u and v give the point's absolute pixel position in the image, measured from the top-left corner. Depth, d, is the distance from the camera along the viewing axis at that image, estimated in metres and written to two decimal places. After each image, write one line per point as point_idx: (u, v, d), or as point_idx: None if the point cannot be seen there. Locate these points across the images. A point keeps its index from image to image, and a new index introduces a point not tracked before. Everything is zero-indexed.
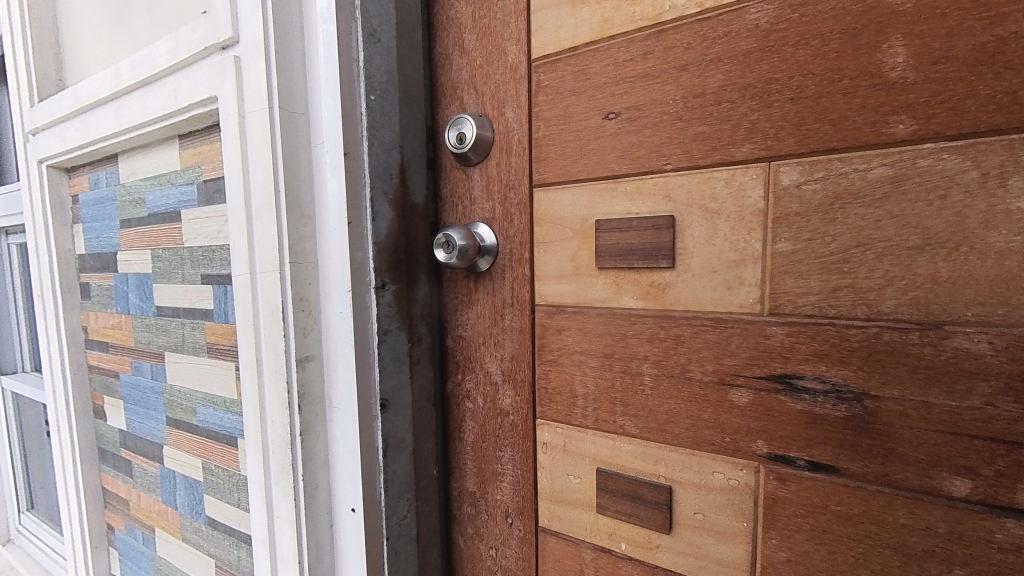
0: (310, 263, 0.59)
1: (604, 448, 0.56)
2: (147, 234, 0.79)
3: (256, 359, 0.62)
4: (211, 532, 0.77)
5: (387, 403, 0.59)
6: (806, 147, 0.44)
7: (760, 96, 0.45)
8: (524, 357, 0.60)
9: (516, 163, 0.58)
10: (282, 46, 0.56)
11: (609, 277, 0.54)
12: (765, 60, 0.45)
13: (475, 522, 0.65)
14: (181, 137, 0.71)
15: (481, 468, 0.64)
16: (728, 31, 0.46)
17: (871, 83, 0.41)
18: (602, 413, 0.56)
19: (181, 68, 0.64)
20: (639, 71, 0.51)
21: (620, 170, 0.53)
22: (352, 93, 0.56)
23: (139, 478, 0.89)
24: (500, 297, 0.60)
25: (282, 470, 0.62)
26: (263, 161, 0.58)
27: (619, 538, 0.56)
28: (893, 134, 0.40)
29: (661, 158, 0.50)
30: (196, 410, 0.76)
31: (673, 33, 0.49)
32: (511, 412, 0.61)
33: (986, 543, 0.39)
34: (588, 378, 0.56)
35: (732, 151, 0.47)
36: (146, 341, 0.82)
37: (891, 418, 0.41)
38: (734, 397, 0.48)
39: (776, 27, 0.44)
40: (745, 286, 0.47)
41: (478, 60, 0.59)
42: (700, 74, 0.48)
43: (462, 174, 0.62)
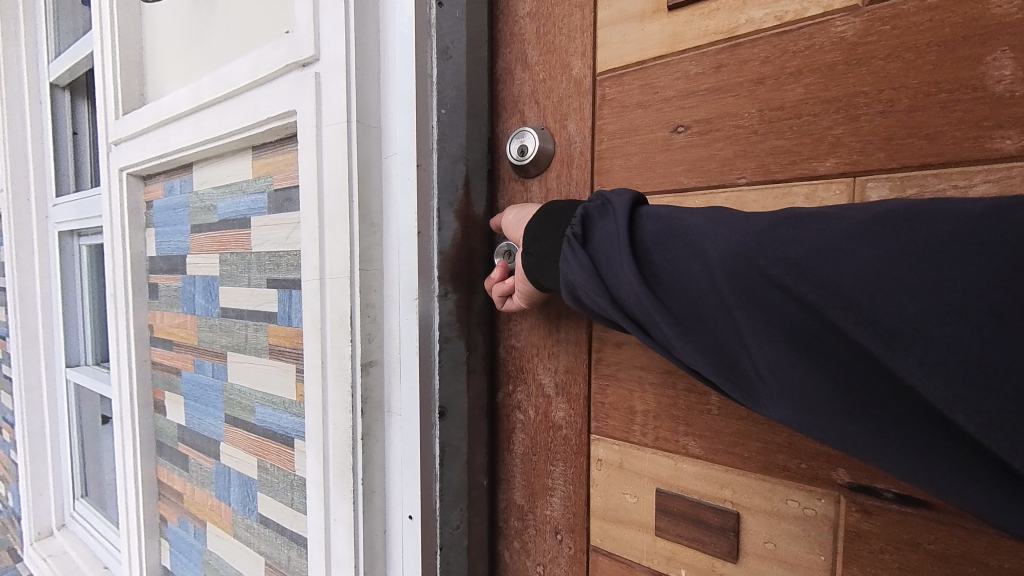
0: (376, 270, 0.61)
1: (664, 468, 0.54)
2: (216, 239, 0.83)
3: (321, 362, 0.64)
4: (263, 530, 0.79)
5: (445, 411, 0.60)
6: (896, 164, 0.42)
7: (844, 110, 0.44)
8: (580, 372, 0.58)
9: (578, 177, 0.58)
10: (360, 63, 0.59)
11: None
12: (851, 73, 0.44)
13: (522, 537, 0.64)
14: (255, 149, 0.75)
15: (531, 482, 0.63)
16: (811, 44, 0.45)
17: (973, 96, 0.39)
18: (663, 432, 0.54)
19: (260, 84, 0.68)
20: (711, 85, 0.50)
21: (688, 184, 0.52)
22: (424, 108, 0.58)
23: (194, 472, 0.93)
24: (554, 308, 0.59)
25: (341, 473, 0.63)
26: (337, 172, 0.60)
27: (678, 563, 0.54)
28: (997, 150, 0.38)
29: (734, 172, 0.49)
30: (255, 409, 0.79)
31: (748, 46, 0.48)
32: (564, 426, 0.60)
33: None
34: (649, 395, 0.54)
35: (814, 166, 0.45)
36: (209, 340, 0.86)
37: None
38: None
39: (863, 39, 0.43)
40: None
41: (540, 74, 0.60)
42: (778, 87, 0.47)
43: (519, 186, 0.62)
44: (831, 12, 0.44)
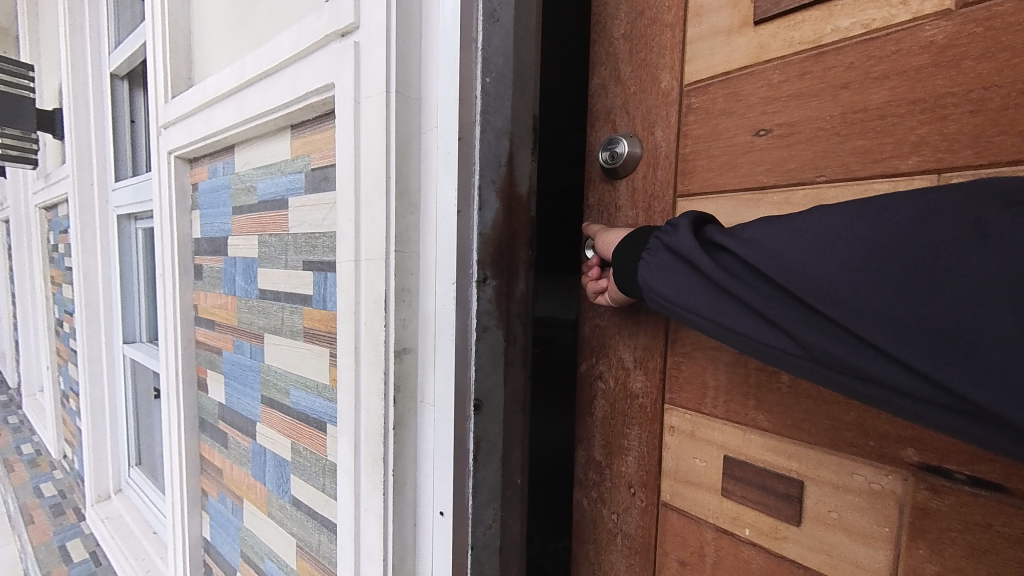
0: (412, 253, 0.57)
1: (732, 437, 0.48)
2: (256, 221, 0.83)
3: (354, 347, 0.60)
4: (295, 512, 0.79)
5: (481, 404, 0.56)
6: (984, 162, 0.34)
7: (931, 116, 0.36)
8: (659, 343, 0.53)
9: (663, 178, 0.52)
10: (402, 32, 0.54)
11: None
12: (938, 75, 0.36)
13: (598, 488, 0.60)
14: (294, 128, 0.73)
15: (606, 439, 0.59)
16: (897, 50, 0.37)
17: None
18: (734, 403, 0.47)
19: (301, 58, 0.66)
20: (794, 92, 0.42)
21: (768, 182, 0.44)
22: (469, 74, 0.53)
23: (232, 450, 0.95)
24: None
25: (372, 463, 0.59)
26: (374, 147, 0.56)
27: (744, 524, 0.48)
28: None
29: (812, 168, 0.41)
30: (289, 392, 0.78)
31: (834, 55, 0.40)
32: (640, 395, 0.55)
33: None
34: (722, 372, 0.48)
35: (895, 163, 0.37)
36: (247, 322, 0.87)
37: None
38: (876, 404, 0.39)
39: (955, 41, 0.35)
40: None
41: (630, 87, 0.55)
42: (861, 91, 0.39)
43: (608, 186, 0.57)
44: (921, 18, 0.36)
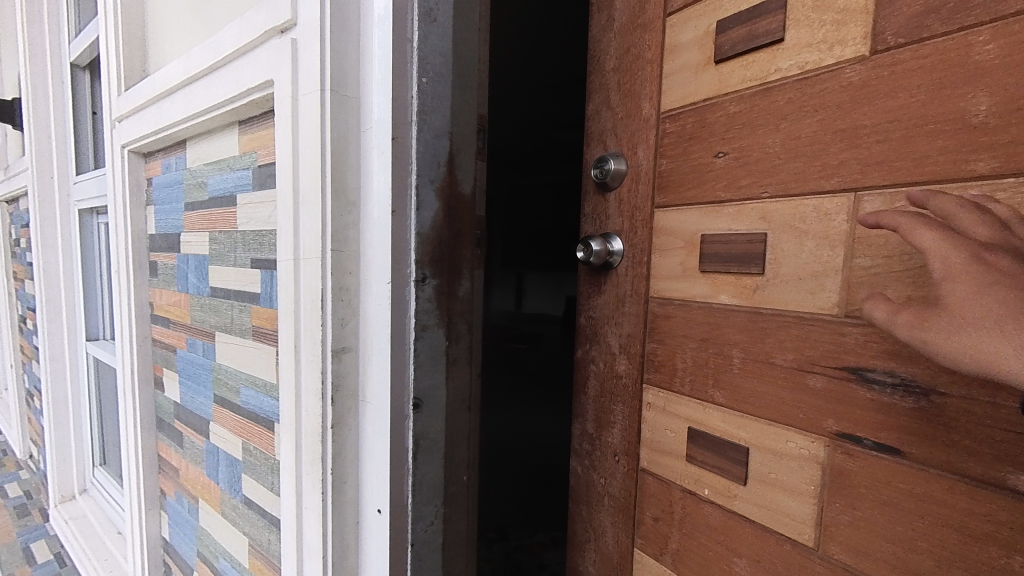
0: (352, 252, 0.56)
1: (692, 411, 0.51)
2: (206, 217, 0.82)
3: (294, 346, 0.60)
4: (246, 511, 0.79)
5: (420, 403, 0.56)
6: (889, 182, 0.37)
7: (850, 145, 0.39)
8: (642, 328, 0.56)
9: (642, 191, 0.55)
10: (337, 32, 0.54)
11: (708, 283, 0.49)
12: (853, 112, 0.38)
13: (590, 457, 0.64)
14: (241, 123, 0.72)
15: (597, 414, 0.63)
16: (821, 88, 0.40)
17: (956, 126, 0.34)
18: (698, 380, 0.51)
19: (243, 53, 0.65)
20: (746, 120, 0.45)
21: (725, 197, 0.47)
22: (403, 72, 0.53)
23: (188, 449, 0.94)
24: (621, 286, 0.58)
25: (312, 462, 0.59)
26: (311, 145, 0.55)
27: (704, 484, 0.51)
28: (974, 170, 0.33)
29: (758, 185, 0.45)
30: (239, 391, 0.78)
31: (778, 91, 0.43)
32: (623, 375, 0.59)
33: None
34: (687, 355, 0.52)
35: (818, 184, 0.41)
36: (200, 320, 0.85)
37: (975, 414, 0.34)
38: (807, 376, 0.42)
39: (867, 82, 0.38)
40: (831, 294, 0.41)
41: (620, 111, 0.58)
42: (794, 123, 0.42)
43: (599, 197, 0.60)
44: (842, 61, 0.39)
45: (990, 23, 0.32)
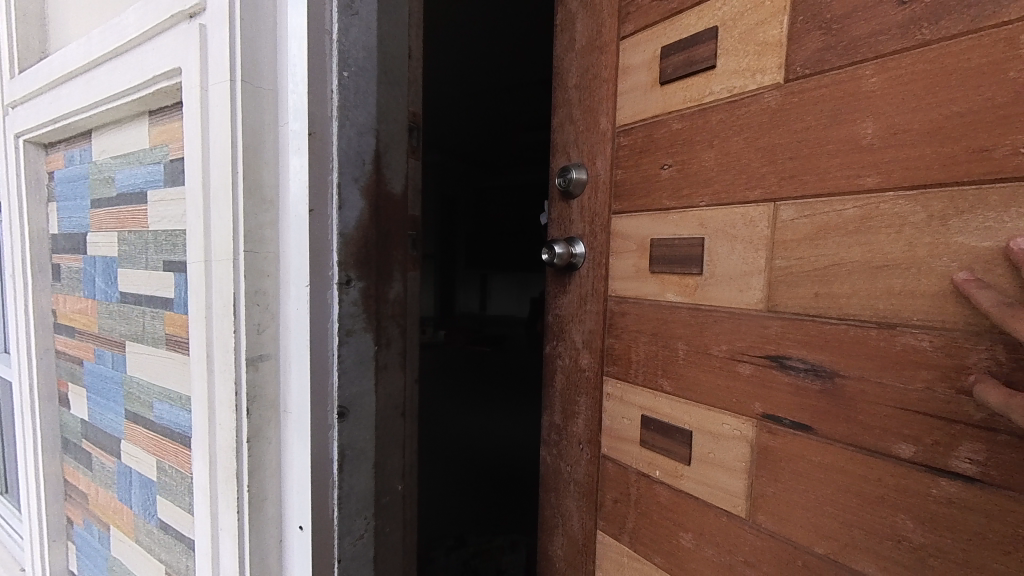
0: (270, 254, 0.53)
1: (645, 400, 0.54)
2: (115, 215, 0.74)
3: (206, 355, 0.55)
4: (162, 537, 0.72)
5: (346, 411, 0.54)
6: (801, 194, 0.41)
7: (769, 161, 0.43)
8: (602, 324, 0.59)
9: (602, 199, 0.58)
10: (248, 20, 0.51)
11: (657, 282, 0.53)
12: (773, 132, 0.43)
13: (558, 447, 0.66)
14: (151, 114, 0.66)
15: (564, 406, 0.65)
16: (742, 111, 0.45)
17: (850, 149, 0.38)
18: (650, 370, 0.54)
19: (149, 38, 0.59)
20: (684, 137, 0.49)
21: (670, 205, 0.51)
22: (322, 67, 0.51)
23: (97, 472, 0.85)
24: (583, 286, 0.61)
25: (227, 479, 0.55)
26: (221, 139, 0.52)
27: (656, 466, 0.54)
28: (861, 185, 0.38)
29: (698, 195, 0.48)
30: (152, 405, 0.71)
31: (714, 111, 0.47)
32: (586, 369, 0.61)
33: (926, 497, 0.36)
34: (641, 348, 0.54)
35: (744, 195, 0.45)
36: (108, 328, 0.78)
37: (867, 392, 0.38)
38: (737, 365, 0.46)
39: (783, 107, 0.42)
40: (757, 291, 0.44)
41: (581, 124, 0.60)
42: (723, 139, 0.46)
43: (563, 204, 0.63)
44: (762, 88, 0.43)
45: (873, 61, 0.37)
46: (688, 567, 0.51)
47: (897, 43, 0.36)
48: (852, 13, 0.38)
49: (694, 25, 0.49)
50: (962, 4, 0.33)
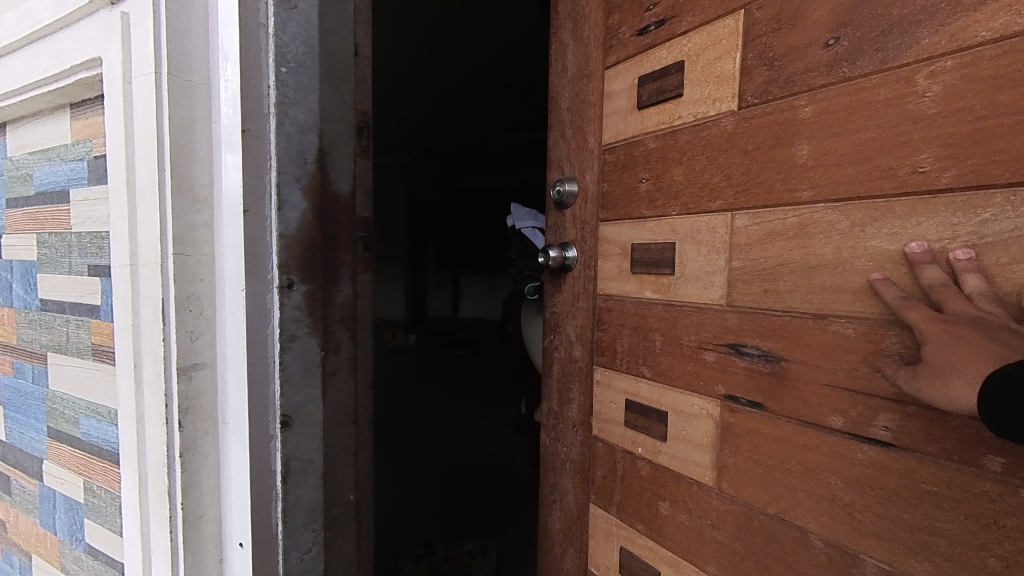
0: (204, 256, 0.50)
1: (627, 384, 0.55)
2: (34, 216, 0.68)
3: (134, 365, 0.52)
4: (91, 563, 0.67)
5: (289, 420, 0.52)
6: (753, 204, 0.43)
7: (726, 177, 0.45)
8: (591, 319, 0.59)
9: (590, 208, 0.58)
10: (175, 10, 0.48)
11: (637, 281, 0.54)
12: (729, 154, 0.45)
13: (555, 432, 0.66)
14: (73, 107, 0.61)
15: (559, 394, 0.65)
16: (700, 137, 0.47)
17: (789, 170, 0.40)
18: (634, 357, 0.54)
19: (67, 25, 0.55)
20: (658, 154, 0.51)
21: (648, 214, 0.52)
22: (259, 63, 0.49)
23: (17, 497, 0.77)
24: (574, 281, 0.61)
25: (158, 498, 0.52)
26: (146, 135, 0.48)
27: (639, 443, 0.55)
28: (798, 199, 0.40)
29: (670, 204, 0.50)
30: (78, 421, 0.66)
31: (684, 134, 0.48)
32: (578, 358, 0.61)
33: (853, 463, 0.38)
34: (626, 339, 0.55)
35: (708, 207, 0.46)
36: (27, 339, 0.71)
37: (809, 373, 0.40)
38: (704, 353, 0.47)
39: (736, 131, 0.44)
40: (719, 289, 0.46)
41: (572, 143, 0.61)
42: (693, 165, 0.48)
43: (557, 214, 0.63)
44: (720, 114, 0.45)
45: (806, 93, 0.39)
46: (667, 533, 0.52)
47: (824, 79, 0.38)
48: (790, 52, 0.40)
49: (665, 57, 0.50)
50: (874, 46, 0.36)
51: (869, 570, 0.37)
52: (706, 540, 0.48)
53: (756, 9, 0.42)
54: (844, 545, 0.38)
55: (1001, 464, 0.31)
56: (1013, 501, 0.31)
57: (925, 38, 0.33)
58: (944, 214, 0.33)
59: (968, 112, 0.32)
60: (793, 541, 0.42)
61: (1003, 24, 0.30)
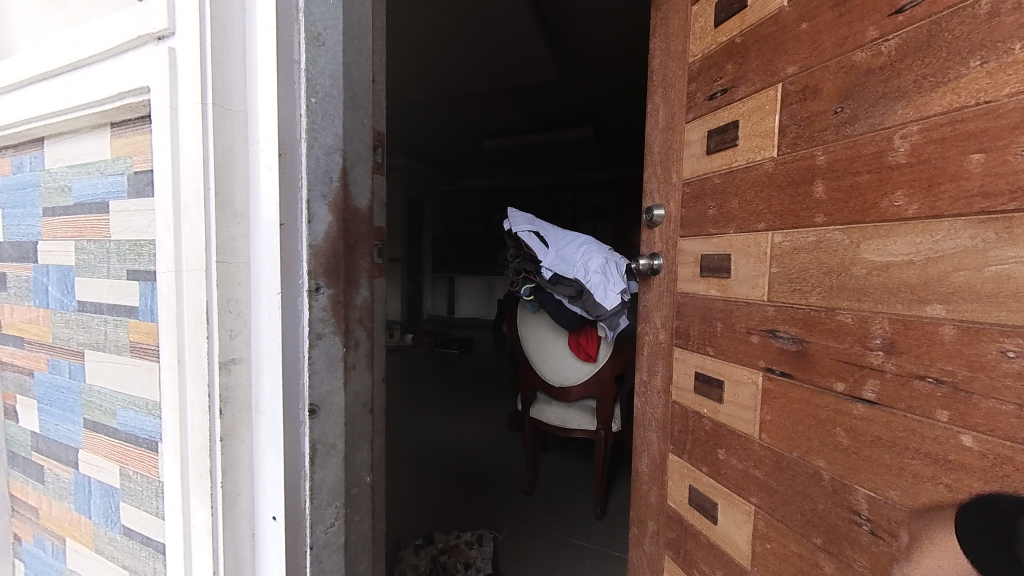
0: (241, 263, 0.57)
1: (698, 358, 0.74)
2: (71, 224, 0.74)
3: (177, 360, 0.58)
4: (127, 543, 0.73)
5: (316, 409, 0.58)
6: (784, 225, 0.58)
7: (767, 205, 0.61)
8: (674, 310, 0.79)
9: (673, 228, 0.78)
10: (218, 47, 0.54)
11: (705, 283, 0.72)
12: (771, 188, 0.60)
13: (645, 396, 0.87)
14: (113, 126, 0.67)
15: (648, 366, 0.86)
16: (750, 174, 0.63)
17: (811, 202, 0.55)
18: (703, 336, 0.72)
19: (113, 55, 0.61)
20: (720, 187, 0.69)
21: (714, 231, 0.70)
22: (292, 93, 0.55)
23: (50, 485, 0.83)
24: (661, 282, 0.81)
25: (200, 478, 0.58)
26: (192, 157, 0.55)
27: (706, 405, 0.72)
28: (812, 222, 0.55)
29: (727, 223, 0.67)
30: (115, 413, 0.72)
31: (741, 173, 0.65)
32: (663, 338, 0.82)
33: (849, 414, 0.51)
34: (696, 325, 0.74)
35: (754, 227, 0.63)
36: (65, 338, 0.77)
37: (824, 350, 0.53)
38: (751, 336, 0.64)
39: (775, 172, 0.59)
40: (763, 288, 0.62)
41: (662, 178, 0.81)
42: (746, 198, 0.64)
43: (649, 231, 0.84)
44: (763, 158, 0.61)
45: (821, 146, 0.53)
46: (724, 472, 0.69)
47: (833, 136, 0.52)
48: (811, 116, 0.55)
49: (727, 115, 0.68)
50: (867, 114, 0.49)
51: (861, 498, 0.50)
52: (750, 478, 0.64)
53: (790, 83, 0.58)
54: (845, 478, 0.51)
55: (946, 415, 0.42)
56: (955, 441, 0.41)
57: (899, 110, 0.46)
58: (911, 236, 0.45)
59: (928, 162, 0.43)
60: (809, 478, 0.56)
61: (949, 102, 0.42)
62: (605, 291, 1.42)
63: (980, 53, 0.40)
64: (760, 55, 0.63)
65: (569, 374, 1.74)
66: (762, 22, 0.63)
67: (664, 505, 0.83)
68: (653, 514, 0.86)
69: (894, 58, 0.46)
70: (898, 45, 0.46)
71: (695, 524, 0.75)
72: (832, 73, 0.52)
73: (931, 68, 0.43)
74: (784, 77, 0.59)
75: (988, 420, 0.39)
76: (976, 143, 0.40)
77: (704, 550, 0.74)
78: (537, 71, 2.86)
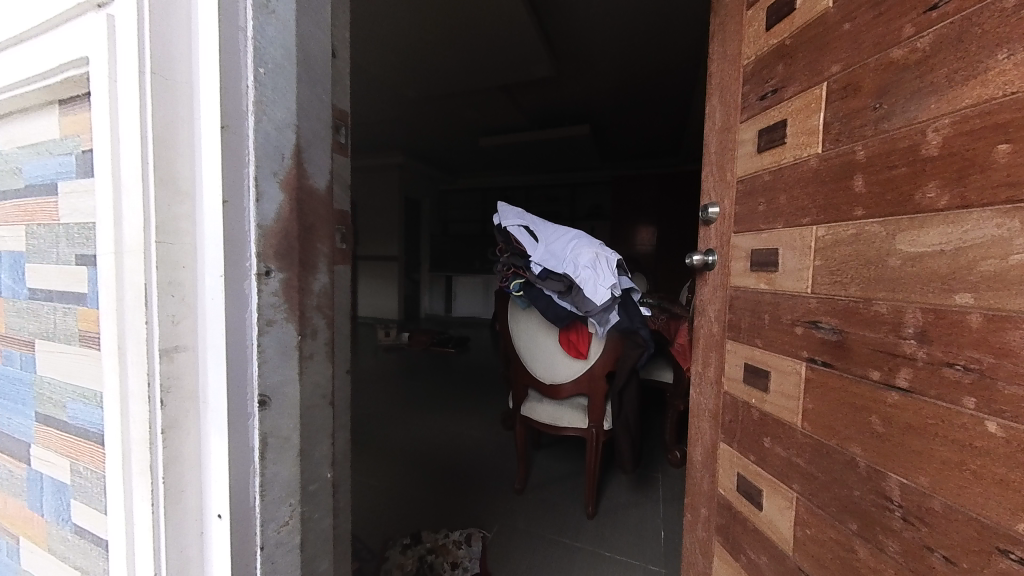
0: (185, 244, 0.53)
1: (747, 351, 0.73)
2: (22, 209, 0.71)
3: (119, 347, 0.55)
4: (77, 542, 0.69)
5: (267, 401, 0.55)
6: (826, 219, 0.57)
7: (809, 201, 0.59)
8: (726, 304, 0.78)
9: (728, 223, 0.77)
10: (159, 14, 0.50)
11: (755, 277, 0.71)
12: (813, 185, 0.59)
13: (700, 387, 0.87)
14: (62, 103, 0.63)
15: (702, 360, 0.85)
16: (796, 172, 0.62)
17: (850, 196, 0.53)
18: (752, 331, 0.71)
19: (55, 27, 0.58)
20: (769, 184, 0.67)
21: (764, 224, 0.69)
22: (238, 63, 0.51)
23: (4, 480, 0.80)
24: (716, 276, 0.81)
25: (141, 472, 0.55)
26: (131, 131, 0.51)
27: (754, 397, 0.71)
28: (851, 216, 0.53)
29: (773, 219, 0.66)
30: (65, 405, 0.68)
31: (787, 170, 0.63)
32: (716, 332, 0.81)
33: (882, 401, 0.49)
34: (747, 318, 0.73)
35: (798, 221, 0.61)
36: (16, 327, 0.74)
37: (862, 340, 0.51)
38: (795, 328, 0.62)
39: (819, 167, 0.58)
40: (805, 281, 0.60)
41: (717, 176, 0.80)
42: (790, 195, 0.63)
43: (705, 227, 0.84)
44: (808, 154, 0.60)
45: (862, 142, 0.52)
46: (770, 461, 0.67)
47: (872, 130, 0.50)
48: (852, 113, 0.53)
49: (778, 114, 0.66)
50: (903, 109, 0.47)
51: (893, 483, 0.48)
52: (794, 465, 0.62)
53: (835, 81, 0.56)
54: (878, 464, 0.50)
55: (974, 402, 0.40)
56: (981, 428, 0.40)
57: (932, 104, 0.44)
58: (942, 227, 0.43)
59: (957, 155, 0.42)
60: (846, 465, 0.54)
61: (978, 96, 0.40)
62: (594, 286, 1.48)
63: (1009, 45, 0.38)
64: (808, 56, 0.61)
65: (560, 370, 1.69)
66: (810, 22, 0.60)
67: (715, 491, 0.82)
68: (706, 501, 0.85)
69: (928, 55, 0.45)
70: (931, 41, 0.44)
71: (743, 510, 0.74)
72: (873, 70, 0.51)
73: (962, 63, 0.42)
74: (830, 75, 0.57)
75: (1013, 408, 0.37)
76: (1000, 133, 0.39)
77: (751, 534, 0.72)
78: (532, 68, 2.82)
